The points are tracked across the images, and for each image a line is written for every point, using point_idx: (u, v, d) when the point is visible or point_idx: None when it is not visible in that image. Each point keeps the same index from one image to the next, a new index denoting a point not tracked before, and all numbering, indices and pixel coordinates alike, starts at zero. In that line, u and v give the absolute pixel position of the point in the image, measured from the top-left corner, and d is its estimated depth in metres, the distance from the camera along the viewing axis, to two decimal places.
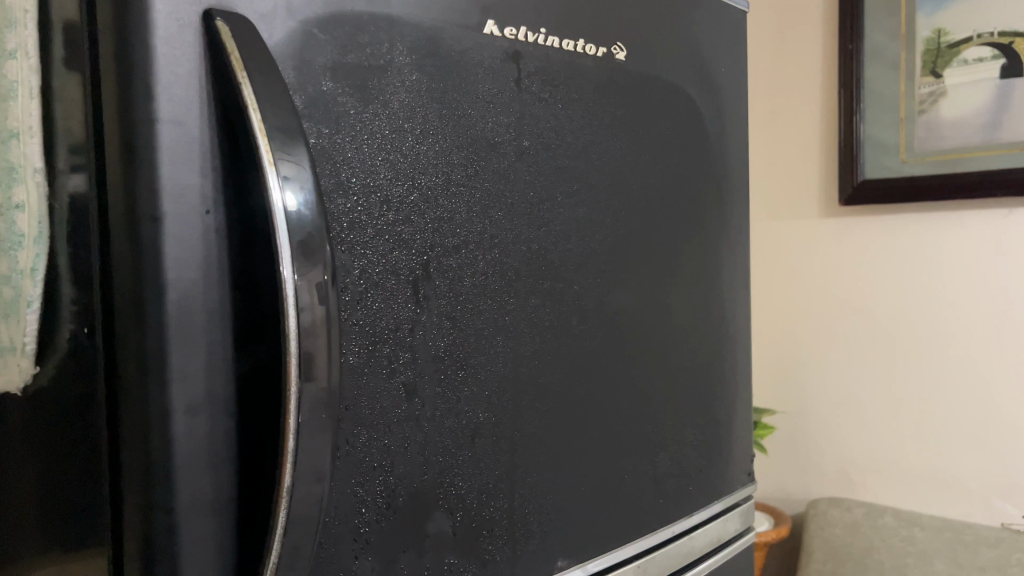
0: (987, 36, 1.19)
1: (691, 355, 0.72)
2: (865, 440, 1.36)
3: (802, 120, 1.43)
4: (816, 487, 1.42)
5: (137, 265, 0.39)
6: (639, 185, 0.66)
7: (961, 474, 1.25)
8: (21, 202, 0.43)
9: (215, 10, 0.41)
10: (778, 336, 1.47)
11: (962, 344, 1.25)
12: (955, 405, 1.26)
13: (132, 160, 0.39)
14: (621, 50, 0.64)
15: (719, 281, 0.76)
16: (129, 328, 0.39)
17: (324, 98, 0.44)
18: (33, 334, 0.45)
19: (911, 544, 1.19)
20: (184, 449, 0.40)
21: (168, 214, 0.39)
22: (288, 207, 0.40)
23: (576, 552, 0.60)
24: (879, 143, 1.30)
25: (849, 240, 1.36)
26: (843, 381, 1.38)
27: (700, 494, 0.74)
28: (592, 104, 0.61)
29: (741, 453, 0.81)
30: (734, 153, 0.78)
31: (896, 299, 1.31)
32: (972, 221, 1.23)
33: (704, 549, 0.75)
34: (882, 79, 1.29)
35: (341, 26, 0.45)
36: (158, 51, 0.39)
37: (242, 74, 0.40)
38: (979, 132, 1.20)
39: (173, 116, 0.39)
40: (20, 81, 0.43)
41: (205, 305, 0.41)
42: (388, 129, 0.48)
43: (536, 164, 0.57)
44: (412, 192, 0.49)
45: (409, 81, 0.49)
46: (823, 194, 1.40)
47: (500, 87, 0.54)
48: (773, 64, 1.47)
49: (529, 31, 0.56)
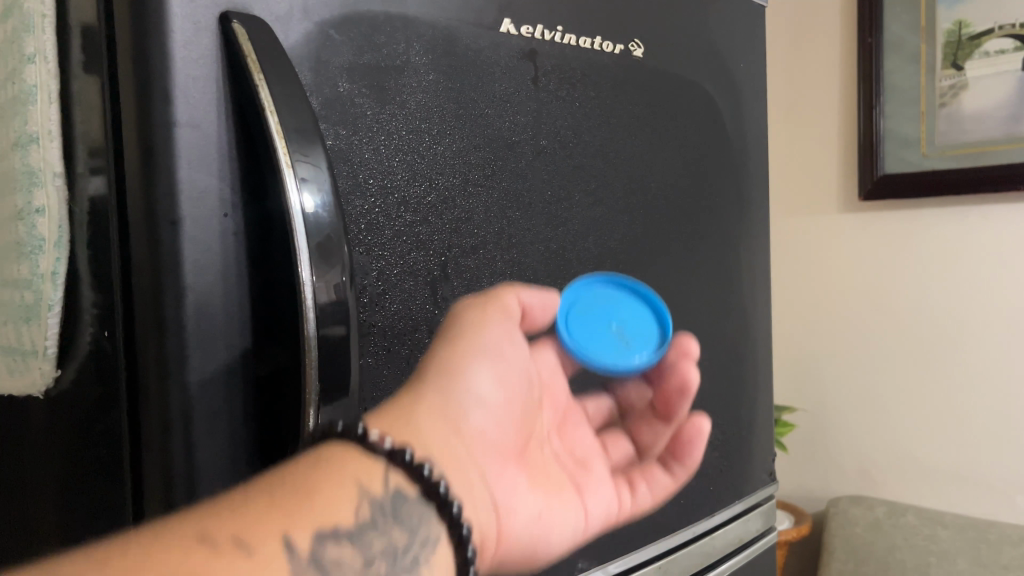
0: (1008, 27, 1.16)
1: (711, 354, 0.71)
2: (885, 439, 1.34)
3: (821, 115, 1.41)
4: (837, 486, 1.41)
5: (156, 269, 0.39)
6: (657, 183, 0.65)
7: (984, 472, 1.23)
8: (41, 206, 0.43)
9: (232, 12, 0.41)
10: (797, 334, 1.45)
11: (986, 340, 1.23)
12: (977, 401, 1.24)
13: (151, 164, 0.39)
14: (638, 48, 0.63)
15: (739, 280, 0.75)
16: (150, 332, 0.40)
17: (341, 99, 0.44)
18: (55, 337, 0.45)
19: (934, 544, 1.17)
20: (205, 452, 0.40)
21: (188, 217, 0.39)
22: (306, 208, 0.40)
23: (596, 554, 0.60)
24: (899, 137, 1.28)
25: (869, 236, 1.34)
26: (864, 377, 1.36)
27: (721, 494, 0.73)
28: (608, 101, 0.61)
29: (762, 452, 0.80)
30: (753, 150, 0.77)
31: (917, 294, 1.29)
32: (995, 215, 1.21)
33: (725, 550, 0.74)
34: (902, 72, 1.27)
35: (357, 26, 0.45)
36: (175, 55, 0.39)
37: (259, 76, 0.40)
38: (1001, 126, 1.18)
39: (191, 120, 0.39)
40: (39, 85, 0.43)
41: (225, 309, 0.41)
42: (405, 129, 0.47)
43: (553, 163, 0.56)
44: (429, 192, 0.48)
45: (426, 81, 0.48)
46: (843, 190, 1.38)
47: (516, 86, 0.54)
48: (790, 59, 1.45)
49: (545, 29, 0.56)
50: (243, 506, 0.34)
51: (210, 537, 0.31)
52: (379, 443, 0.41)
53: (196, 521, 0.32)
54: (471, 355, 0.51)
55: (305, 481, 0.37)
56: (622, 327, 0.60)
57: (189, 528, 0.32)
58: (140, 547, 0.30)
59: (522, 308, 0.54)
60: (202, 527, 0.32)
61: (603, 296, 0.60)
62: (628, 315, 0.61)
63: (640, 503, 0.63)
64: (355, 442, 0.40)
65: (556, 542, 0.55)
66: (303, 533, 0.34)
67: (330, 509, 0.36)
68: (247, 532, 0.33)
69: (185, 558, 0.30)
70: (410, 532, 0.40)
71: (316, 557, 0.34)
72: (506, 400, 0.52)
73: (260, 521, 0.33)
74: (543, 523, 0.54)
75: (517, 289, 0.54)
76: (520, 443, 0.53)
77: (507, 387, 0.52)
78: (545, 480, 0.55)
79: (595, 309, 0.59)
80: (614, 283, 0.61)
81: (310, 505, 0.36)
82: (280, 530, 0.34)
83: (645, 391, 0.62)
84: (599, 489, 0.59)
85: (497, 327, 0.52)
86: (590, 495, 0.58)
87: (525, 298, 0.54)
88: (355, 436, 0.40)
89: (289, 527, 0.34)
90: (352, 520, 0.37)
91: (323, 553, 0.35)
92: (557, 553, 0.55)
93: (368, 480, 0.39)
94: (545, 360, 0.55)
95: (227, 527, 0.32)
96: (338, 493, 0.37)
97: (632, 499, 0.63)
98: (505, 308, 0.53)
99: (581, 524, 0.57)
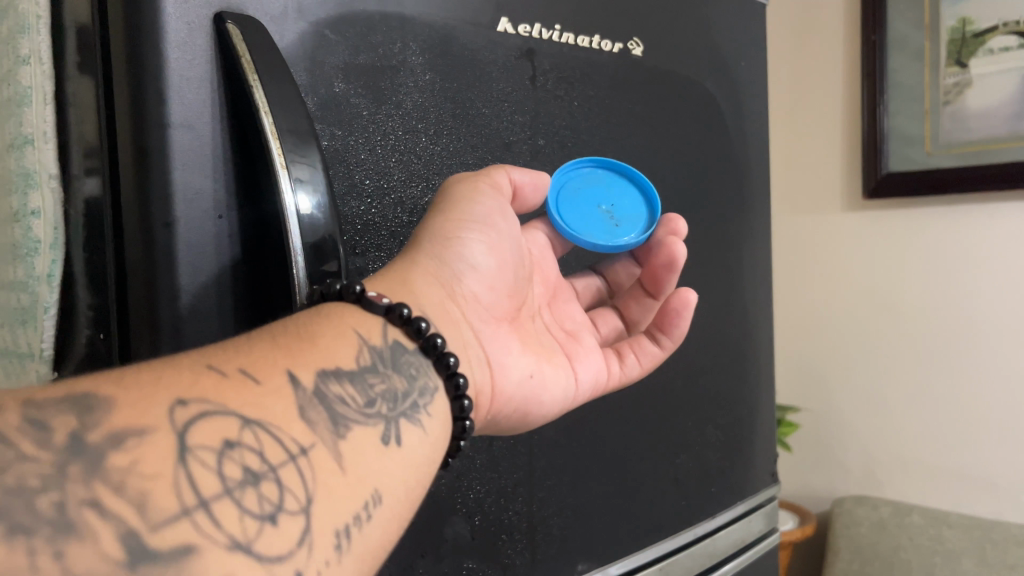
0: (1013, 24, 1.15)
1: (713, 354, 0.71)
2: (888, 438, 1.34)
3: (824, 114, 1.40)
4: (841, 486, 1.40)
5: (150, 272, 0.39)
6: (657, 182, 0.65)
7: (990, 472, 1.22)
8: (36, 208, 0.42)
9: (226, 12, 0.40)
10: (800, 334, 1.45)
11: (992, 339, 1.22)
12: (983, 402, 1.23)
13: (146, 165, 0.39)
14: (637, 46, 0.63)
15: (741, 280, 0.75)
16: (145, 334, 0.40)
17: (337, 100, 0.44)
18: (51, 338, 0.44)
19: (940, 544, 1.16)
20: None
21: (182, 219, 0.39)
22: (301, 210, 0.39)
23: (596, 556, 0.59)
24: (903, 136, 1.27)
25: (872, 234, 1.34)
26: (867, 376, 1.36)
27: (723, 495, 0.73)
28: (607, 100, 0.60)
29: (765, 454, 0.79)
30: (755, 149, 0.77)
31: (921, 293, 1.28)
32: (1000, 213, 1.20)
33: (728, 552, 0.74)
34: (905, 70, 1.26)
35: (352, 27, 0.45)
36: (170, 55, 0.39)
37: (254, 77, 0.39)
38: (1005, 124, 1.17)
39: (185, 121, 0.39)
40: (33, 87, 0.42)
41: (219, 311, 0.41)
42: (402, 129, 0.47)
43: (551, 163, 0.56)
44: (426, 193, 0.49)
45: (422, 81, 0.48)
46: (846, 189, 1.37)
47: (514, 85, 0.53)
48: (793, 58, 1.45)
49: (543, 28, 0.55)
50: (249, 346, 0.33)
51: (218, 365, 0.31)
52: (376, 300, 0.40)
53: (203, 353, 0.32)
54: (464, 221, 0.46)
55: (308, 330, 0.36)
56: (613, 208, 0.55)
57: (196, 358, 0.31)
58: (150, 369, 0.30)
59: (513, 187, 0.49)
60: (210, 360, 0.31)
61: (588, 180, 0.55)
62: (619, 197, 0.56)
63: (627, 375, 0.58)
64: (353, 302, 0.39)
65: (549, 406, 0.51)
66: (308, 371, 0.34)
67: (333, 353, 0.36)
68: (253, 365, 0.32)
69: (195, 383, 0.30)
70: (408, 380, 0.39)
71: (320, 392, 0.34)
72: (502, 266, 0.49)
73: (266, 357, 0.33)
74: (538, 385, 0.50)
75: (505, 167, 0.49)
76: (512, 309, 0.51)
77: (503, 253, 0.49)
78: (536, 345, 0.53)
79: (581, 193, 0.55)
80: (603, 166, 0.56)
81: (315, 349, 0.35)
82: (286, 366, 0.33)
83: (632, 268, 0.62)
84: (590, 358, 0.56)
85: (489, 204, 0.47)
86: (582, 363, 0.55)
87: (516, 177, 0.49)
88: (351, 294, 0.39)
89: (295, 365, 0.34)
90: (355, 366, 0.37)
91: (326, 388, 0.34)
92: (547, 417, 0.52)
93: (368, 333, 0.39)
94: (534, 239, 0.55)
95: (234, 360, 0.32)
96: (340, 340, 0.37)
97: (620, 369, 0.57)
98: (496, 186, 0.48)
99: (573, 393, 0.53)
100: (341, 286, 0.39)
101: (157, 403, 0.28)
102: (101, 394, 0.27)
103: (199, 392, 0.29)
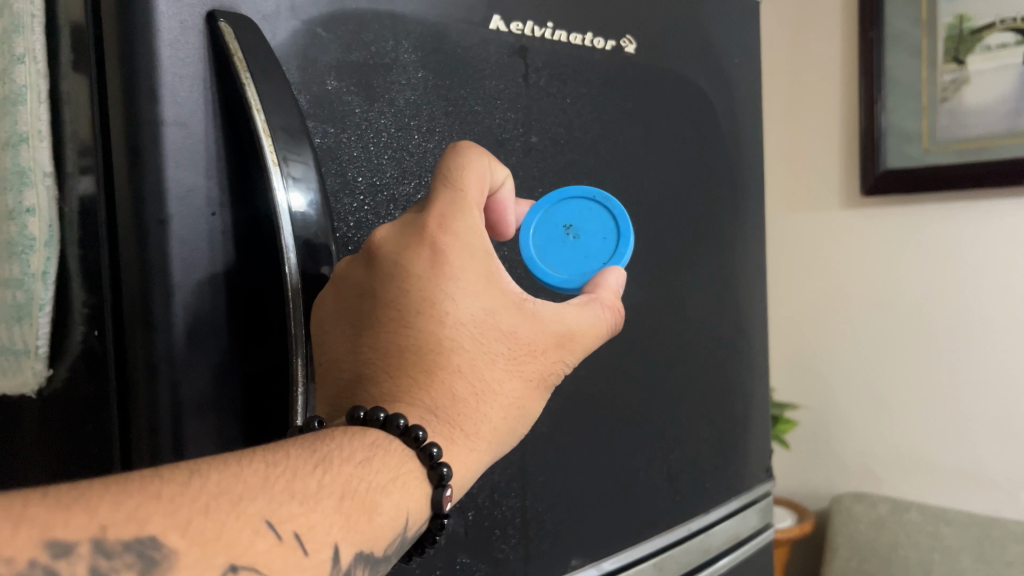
0: (1010, 21, 1.15)
1: (707, 351, 0.71)
2: (884, 434, 1.35)
3: (823, 109, 1.40)
4: (840, 481, 1.41)
5: (144, 271, 0.39)
6: (651, 179, 0.65)
7: (987, 467, 1.23)
8: (31, 205, 0.42)
9: (218, 10, 0.40)
10: (798, 329, 1.45)
11: (989, 335, 1.22)
12: (979, 397, 1.23)
13: (140, 163, 0.39)
14: (630, 44, 0.63)
15: (735, 275, 0.75)
16: (139, 331, 0.40)
17: (329, 97, 0.44)
18: (46, 336, 0.44)
19: (937, 541, 1.17)
20: (194, 446, 0.41)
21: (175, 216, 0.39)
22: (293, 207, 0.40)
23: (591, 551, 0.60)
24: (901, 133, 1.27)
25: (871, 231, 1.34)
26: (864, 372, 1.36)
27: (716, 491, 0.73)
28: (600, 98, 0.60)
29: (759, 448, 0.80)
30: (748, 145, 0.77)
31: (919, 290, 1.28)
32: (996, 211, 1.20)
33: (722, 547, 0.74)
34: (904, 66, 1.26)
35: (344, 24, 0.45)
36: (162, 54, 0.39)
37: (246, 76, 0.40)
38: (1002, 121, 1.17)
39: (178, 119, 0.39)
40: (28, 85, 0.42)
41: (212, 307, 0.41)
42: (394, 127, 0.47)
43: (544, 159, 0.56)
44: (418, 190, 0.49)
45: (414, 79, 0.48)
46: (844, 185, 1.37)
47: (506, 83, 0.54)
48: (791, 55, 1.45)
49: (534, 26, 0.56)
50: (314, 498, 0.31)
51: (275, 526, 0.29)
52: (444, 494, 0.37)
53: (275, 495, 0.30)
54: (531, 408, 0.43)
55: (374, 496, 0.34)
56: (584, 239, 0.51)
57: (258, 501, 0.29)
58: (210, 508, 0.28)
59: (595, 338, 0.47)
60: (269, 509, 0.29)
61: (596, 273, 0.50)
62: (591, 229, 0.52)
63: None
64: (426, 467, 0.37)
65: None
66: (351, 550, 0.32)
67: (381, 534, 0.34)
68: (311, 530, 0.30)
69: (250, 545, 0.28)
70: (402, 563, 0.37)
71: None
72: None
73: (325, 522, 0.31)
74: None
75: (609, 319, 0.46)
76: None
77: None
78: None
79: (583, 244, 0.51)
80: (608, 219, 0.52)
81: (370, 525, 0.33)
82: (336, 540, 0.31)
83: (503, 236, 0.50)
84: None
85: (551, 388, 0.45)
86: None
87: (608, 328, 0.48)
88: (429, 460, 0.36)
89: (343, 539, 0.32)
90: (383, 555, 0.34)
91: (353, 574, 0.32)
92: None
93: (412, 523, 0.36)
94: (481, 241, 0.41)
95: (297, 518, 0.30)
96: (394, 519, 0.35)
97: None
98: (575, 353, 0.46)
99: None
100: (432, 450, 0.36)
101: (211, 567, 0.27)
102: (169, 543, 0.26)
103: (250, 558, 0.28)
